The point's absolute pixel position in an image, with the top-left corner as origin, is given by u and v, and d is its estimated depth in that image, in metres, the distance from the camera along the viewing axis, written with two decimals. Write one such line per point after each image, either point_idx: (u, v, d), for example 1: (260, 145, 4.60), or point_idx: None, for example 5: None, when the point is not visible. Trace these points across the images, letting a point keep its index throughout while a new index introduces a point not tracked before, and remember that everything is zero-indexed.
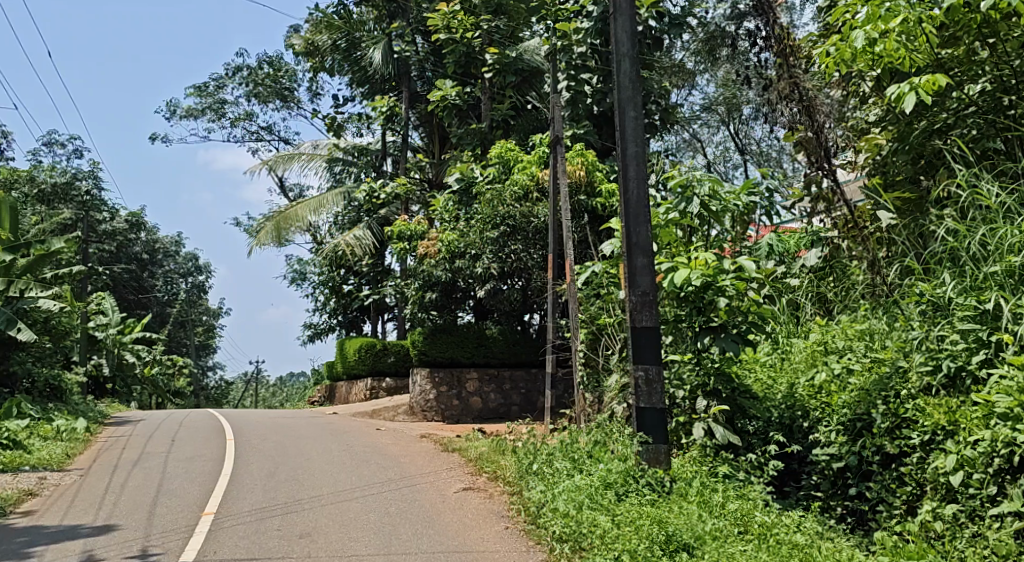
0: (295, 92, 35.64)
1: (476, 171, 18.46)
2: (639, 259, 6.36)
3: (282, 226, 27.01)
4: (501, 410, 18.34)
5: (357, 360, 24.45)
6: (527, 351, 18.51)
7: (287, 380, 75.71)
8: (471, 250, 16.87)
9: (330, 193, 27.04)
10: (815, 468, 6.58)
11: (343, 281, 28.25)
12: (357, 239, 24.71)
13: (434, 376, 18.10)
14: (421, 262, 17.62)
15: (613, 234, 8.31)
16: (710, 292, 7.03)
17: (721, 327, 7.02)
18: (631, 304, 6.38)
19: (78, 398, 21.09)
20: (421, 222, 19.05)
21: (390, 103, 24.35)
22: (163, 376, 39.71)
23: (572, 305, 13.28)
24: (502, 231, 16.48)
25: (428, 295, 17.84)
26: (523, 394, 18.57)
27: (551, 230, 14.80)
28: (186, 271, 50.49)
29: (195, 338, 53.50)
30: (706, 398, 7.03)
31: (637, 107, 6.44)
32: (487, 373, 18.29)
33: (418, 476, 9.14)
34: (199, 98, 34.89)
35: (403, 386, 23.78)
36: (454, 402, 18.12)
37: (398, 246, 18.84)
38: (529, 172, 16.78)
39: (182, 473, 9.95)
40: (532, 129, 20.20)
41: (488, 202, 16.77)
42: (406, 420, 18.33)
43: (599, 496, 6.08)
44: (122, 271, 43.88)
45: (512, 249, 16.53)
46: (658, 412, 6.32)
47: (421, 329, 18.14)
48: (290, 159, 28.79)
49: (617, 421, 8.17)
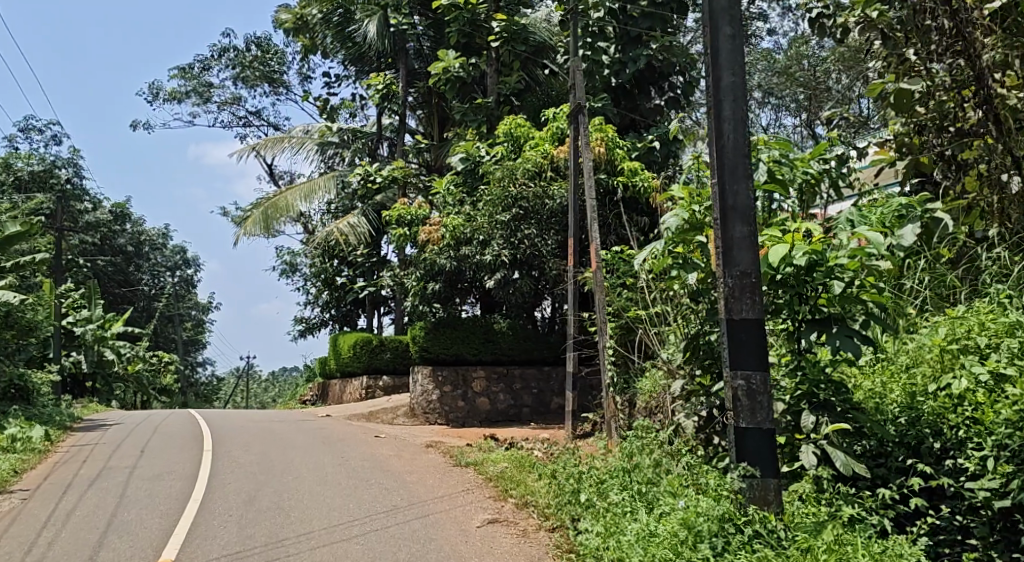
0: (285, 75, 33.85)
1: (482, 150, 16.90)
2: (737, 229, 4.72)
3: (270, 213, 25.31)
4: (511, 413, 16.70)
5: (352, 357, 22.79)
6: (539, 347, 16.91)
7: (279, 376, 73.94)
8: (478, 235, 15.16)
9: (324, 177, 25.37)
10: (963, 506, 5.01)
11: (336, 272, 26.81)
12: (351, 227, 23.09)
13: (437, 375, 16.44)
14: (422, 249, 15.94)
15: (677, 204, 6.59)
16: (817, 273, 5.39)
17: (832, 320, 5.37)
18: (725, 289, 4.74)
19: (48, 400, 19.35)
20: (422, 206, 17.40)
21: (386, 80, 22.66)
22: (147, 373, 37.95)
23: (598, 296, 11.70)
24: (514, 214, 14.86)
25: (431, 287, 16.15)
26: (535, 394, 16.92)
27: (572, 212, 13.14)
28: (174, 264, 48.75)
29: (183, 332, 51.80)
30: (813, 412, 5.26)
31: (733, 22, 4.79)
32: (495, 372, 16.65)
33: (430, 502, 7.51)
34: (183, 80, 33.00)
35: (402, 385, 22.18)
36: (459, 404, 16.47)
37: (397, 232, 17.07)
38: (543, 149, 15.25)
39: (144, 498, 8.29)
40: (541, 106, 18.59)
41: (498, 182, 15.12)
42: (407, 424, 16.68)
43: (691, 553, 4.43)
44: (106, 264, 42.14)
45: (526, 234, 14.84)
46: (764, 436, 4.65)
47: (422, 323, 16.62)
48: (280, 142, 27.07)
49: (682, 440, 6.55)
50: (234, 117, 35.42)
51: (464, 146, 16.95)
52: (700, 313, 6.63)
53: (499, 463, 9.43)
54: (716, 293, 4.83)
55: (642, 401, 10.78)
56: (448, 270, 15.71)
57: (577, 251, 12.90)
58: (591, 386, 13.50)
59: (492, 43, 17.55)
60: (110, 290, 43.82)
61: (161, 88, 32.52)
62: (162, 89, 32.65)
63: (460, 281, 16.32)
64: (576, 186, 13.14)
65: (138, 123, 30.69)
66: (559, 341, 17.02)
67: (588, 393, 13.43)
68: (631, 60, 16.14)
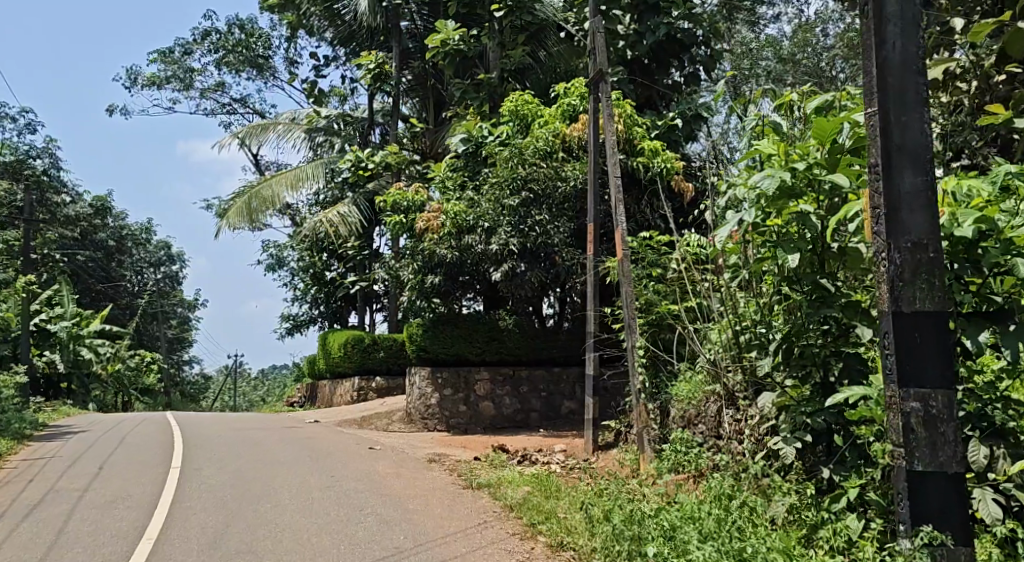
0: (270, 60, 32.15)
1: (485, 129, 15.40)
2: (909, 183, 3.72)
3: (254, 200, 23.79)
4: (517, 418, 15.24)
5: (342, 356, 21.28)
6: (548, 346, 15.42)
7: (267, 373, 72.02)
8: (482, 223, 13.66)
9: (310, 163, 24.03)
10: None
11: (325, 267, 25.30)
12: (342, 217, 21.51)
13: (437, 377, 15.09)
14: (420, 238, 14.40)
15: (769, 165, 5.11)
16: (989, 247, 4.31)
17: (1012, 313, 4.25)
18: (893, 260, 3.73)
19: (10, 404, 17.69)
20: (419, 192, 15.84)
21: (378, 59, 21.07)
22: (127, 373, 36.26)
23: (624, 288, 10.21)
24: (523, 198, 13.38)
25: (431, 280, 14.47)
26: (544, 398, 15.41)
27: (592, 193, 11.61)
28: (157, 260, 46.93)
29: (168, 330, 50.00)
30: (985, 442, 4.23)
31: None
32: (500, 373, 15.24)
33: (439, 545, 6.03)
34: (162, 65, 31.20)
35: (396, 387, 20.70)
36: (461, 409, 15.11)
37: (392, 219, 15.49)
38: (554, 127, 13.80)
39: (87, 537, 6.76)
40: (547, 84, 17.12)
41: (506, 163, 13.63)
42: (403, 430, 15.27)
43: None
44: (85, 259, 40.43)
45: (537, 220, 13.27)
46: (946, 483, 3.63)
47: (419, 320, 15.26)
48: (265, 129, 25.50)
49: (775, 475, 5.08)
50: (218, 104, 33.72)
51: (466, 125, 15.46)
52: (796, 306, 5.16)
53: (518, 489, 7.99)
54: (879, 270, 3.81)
55: (677, 409, 9.38)
56: (450, 263, 14.17)
57: (598, 237, 11.37)
58: (613, 391, 12.09)
59: (495, 13, 16.02)
60: (91, 286, 42.10)
61: (139, 73, 30.77)
62: (140, 73, 30.91)
63: (463, 275, 14.58)
64: (594, 161, 11.58)
65: (114, 108, 28.96)
66: (570, 340, 15.49)
67: (611, 398, 12.05)
68: (650, 30, 14.65)
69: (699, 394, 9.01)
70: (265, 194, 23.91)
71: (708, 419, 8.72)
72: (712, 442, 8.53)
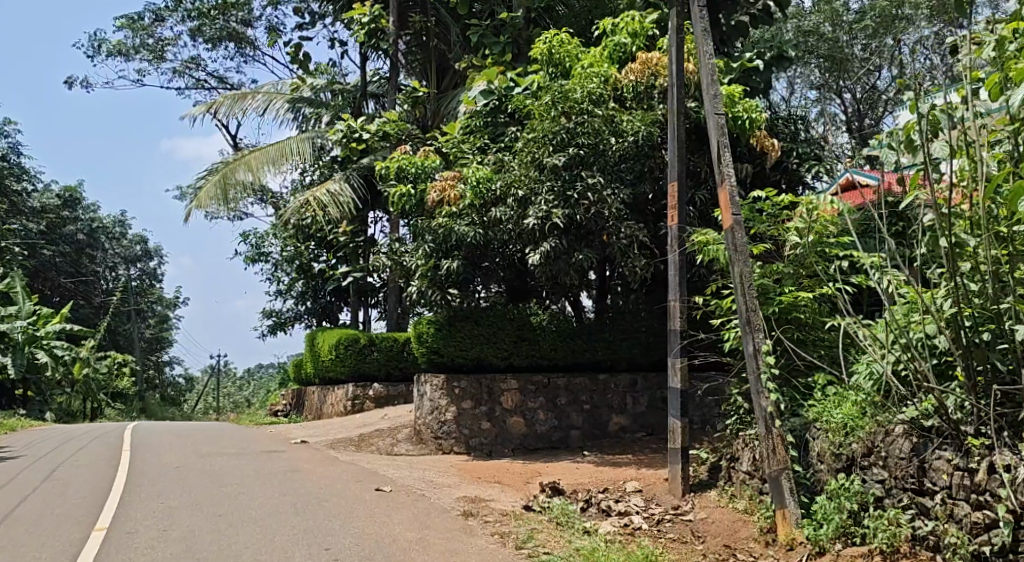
0: (251, 28, 28.87)
1: (510, 80, 12.49)
2: None
3: (230, 179, 20.48)
4: (554, 438, 12.29)
5: (333, 360, 18.32)
6: (591, 350, 12.43)
7: (255, 372, 68.30)
8: (515, 191, 10.75)
9: (294, 137, 21.14)
10: None
11: (312, 258, 22.33)
12: (333, 195, 18.47)
13: (453, 387, 12.25)
14: (435, 214, 11.64)
15: None
16: None
17: None
18: None
19: None
20: (429, 156, 12.83)
21: (373, 12, 18.08)
22: (98, 378, 33.17)
23: (736, 272, 7.20)
24: (568, 156, 10.33)
25: (447, 265, 11.57)
26: (587, 413, 12.38)
27: (673, 139, 8.49)
28: (132, 256, 43.66)
29: (144, 330, 46.46)
30: None
31: None
32: (533, 382, 12.33)
33: None
34: (131, 32, 27.88)
35: (397, 395, 17.74)
36: (484, 426, 12.27)
37: (397, 190, 12.40)
38: (604, 69, 10.82)
39: None
40: (581, 29, 14.12)
41: (544, 116, 10.68)
42: (411, 452, 12.37)
43: None
44: (51, 253, 37.26)
45: (589, 184, 10.24)
46: None
47: (430, 318, 12.61)
48: (241, 99, 22.30)
49: None
50: (192, 81, 30.47)
51: (486, 75, 12.57)
52: None
53: None
54: None
55: (830, 443, 6.47)
56: (473, 244, 11.33)
57: (684, 204, 8.37)
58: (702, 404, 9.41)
59: None
60: (58, 283, 38.76)
61: (103, 41, 27.42)
62: (105, 41, 27.56)
63: (486, 259, 11.82)
64: (676, 98, 8.47)
65: (73, 79, 25.71)
66: (619, 340, 12.38)
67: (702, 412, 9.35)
68: None
69: (872, 424, 6.11)
70: (242, 170, 20.68)
71: (893, 461, 5.84)
72: (907, 498, 5.66)
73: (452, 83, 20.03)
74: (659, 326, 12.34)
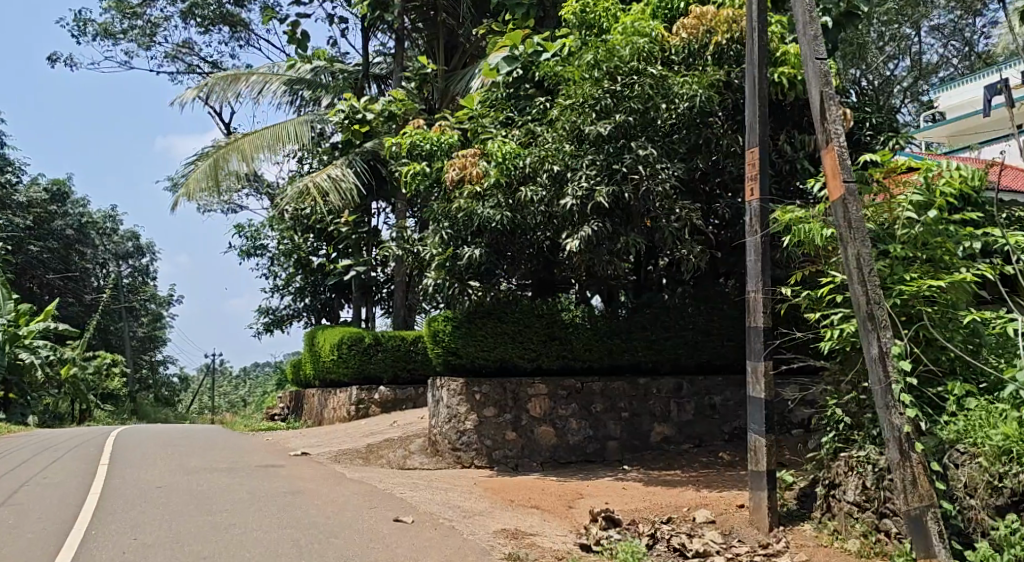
0: (246, 9, 27.29)
1: (538, 44, 11.00)
2: None
3: (222, 165, 18.96)
4: (589, 449, 10.84)
5: (335, 361, 16.87)
6: (630, 351, 10.98)
7: (252, 372, 66.61)
8: (549, 167, 9.35)
9: (292, 119, 19.63)
10: None
11: (311, 252, 20.76)
12: (335, 181, 16.96)
13: (474, 392, 10.86)
14: (455, 194, 10.24)
15: None
16: None
17: None
18: None
19: None
20: (445, 131, 11.35)
21: None
22: (87, 379, 31.69)
23: (848, 254, 5.77)
24: (611, 126, 8.87)
25: (468, 253, 10.14)
26: (626, 423, 10.94)
27: (752, 94, 6.95)
28: (124, 252, 42.09)
29: (137, 329, 44.76)
30: None
31: None
32: (564, 387, 10.89)
33: None
34: (119, 13, 26.32)
35: (406, 400, 16.26)
36: (508, 437, 10.80)
37: (410, 168, 10.95)
38: (653, 24, 9.33)
39: None
40: None
41: (583, 81, 9.23)
42: (425, 466, 10.93)
43: None
44: (38, 250, 35.72)
45: (640, 155, 8.75)
46: None
47: (446, 314, 11.22)
48: (234, 79, 20.54)
49: None
50: (185, 66, 28.92)
51: (510, 39, 11.06)
52: None
53: None
54: None
55: (988, 474, 5.04)
56: (499, 229, 9.94)
57: (767, 175, 6.89)
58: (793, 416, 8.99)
59: None
60: (46, 280, 37.20)
61: (90, 21, 25.88)
62: (92, 22, 26.03)
63: (512, 247, 10.40)
64: (757, 44, 6.94)
65: (57, 58, 24.13)
66: (662, 339, 10.93)
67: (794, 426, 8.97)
68: None
69: None
70: (236, 157, 19.14)
71: None
72: None
73: (461, 63, 18.55)
74: (707, 325, 10.92)
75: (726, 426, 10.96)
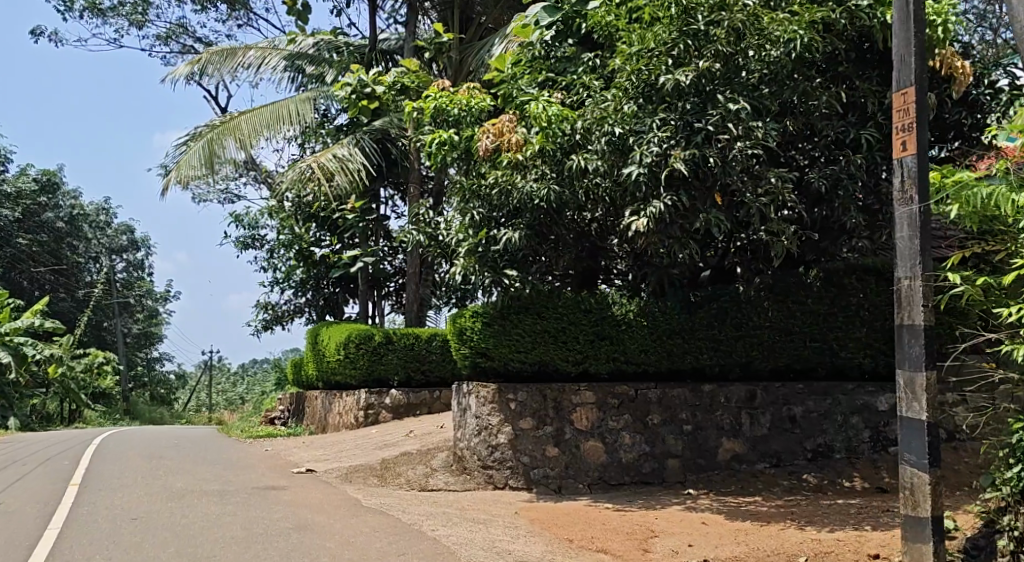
0: None
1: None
2: None
3: (216, 147, 17.26)
4: (644, 469, 9.17)
5: (340, 361, 15.16)
6: (694, 352, 9.33)
7: (251, 370, 65.11)
8: (610, 129, 7.66)
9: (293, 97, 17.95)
10: None
11: (313, 242, 18.92)
12: (341, 160, 15.27)
13: (510, 400, 9.21)
14: (491, 165, 8.57)
15: None
16: None
17: None
18: None
19: None
20: (474, 94, 9.65)
21: None
22: (78, 378, 29.99)
23: None
24: (692, 75, 7.19)
25: (505, 235, 8.46)
26: (688, 438, 9.27)
27: (903, 17, 5.25)
28: (119, 246, 40.36)
29: (132, 325, 43.00)
30: None
31: None
32: (615, 395, 9.23)
33: None
34: None
35: (420, 405, 14.69)
36: (549, 454, 9.12)
37: (434, 137, 9.26)
38: None
39: None
40: None
41: (652, 24, 7.54)
42: (451, 488, 9.25)
43: None
44: (27, 243, 33.92)
45: (729, 111, 7.11)
46: None
47: (475, 309, 9.54)
48: (229, 55, 18.79)
49: None
50: (180, 47, 27.21)
51: None
52: None
53: None
54: None
55: None
56: (544, 206, 8.27)
57: (925, 123, 5.18)
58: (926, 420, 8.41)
59: None
60: (36, 274, 35.46)
61: None
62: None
63: (557, 230, 8.74)
64: None
65: (40, 32, 22.38)
66: (730, 339, 9.30)
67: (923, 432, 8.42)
68: None
69: None
70: (232, 140, 17.38)
71: None
72: None
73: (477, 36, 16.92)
74: (785, 323, 9.25)
75: (808, 443, 9.26)
